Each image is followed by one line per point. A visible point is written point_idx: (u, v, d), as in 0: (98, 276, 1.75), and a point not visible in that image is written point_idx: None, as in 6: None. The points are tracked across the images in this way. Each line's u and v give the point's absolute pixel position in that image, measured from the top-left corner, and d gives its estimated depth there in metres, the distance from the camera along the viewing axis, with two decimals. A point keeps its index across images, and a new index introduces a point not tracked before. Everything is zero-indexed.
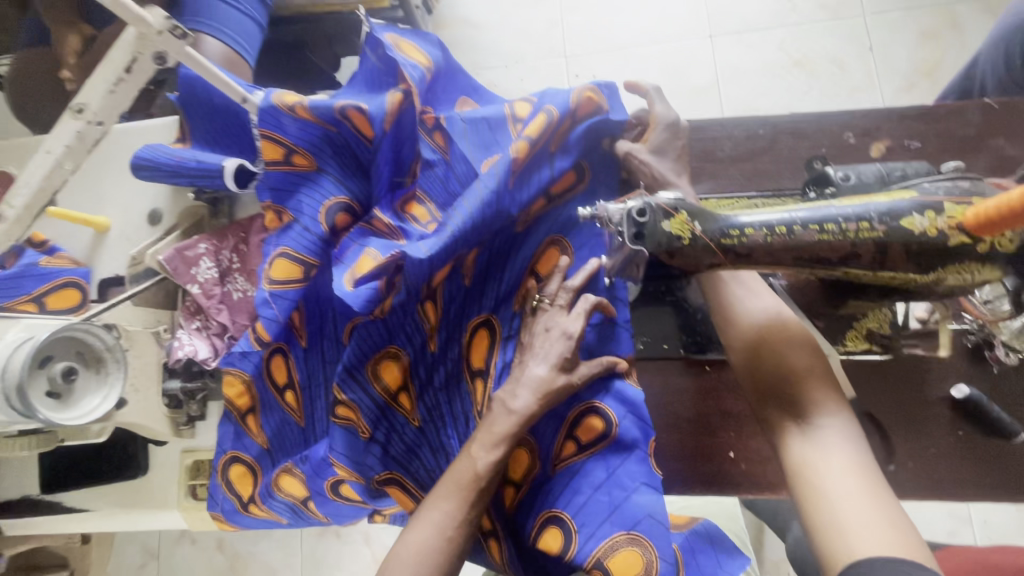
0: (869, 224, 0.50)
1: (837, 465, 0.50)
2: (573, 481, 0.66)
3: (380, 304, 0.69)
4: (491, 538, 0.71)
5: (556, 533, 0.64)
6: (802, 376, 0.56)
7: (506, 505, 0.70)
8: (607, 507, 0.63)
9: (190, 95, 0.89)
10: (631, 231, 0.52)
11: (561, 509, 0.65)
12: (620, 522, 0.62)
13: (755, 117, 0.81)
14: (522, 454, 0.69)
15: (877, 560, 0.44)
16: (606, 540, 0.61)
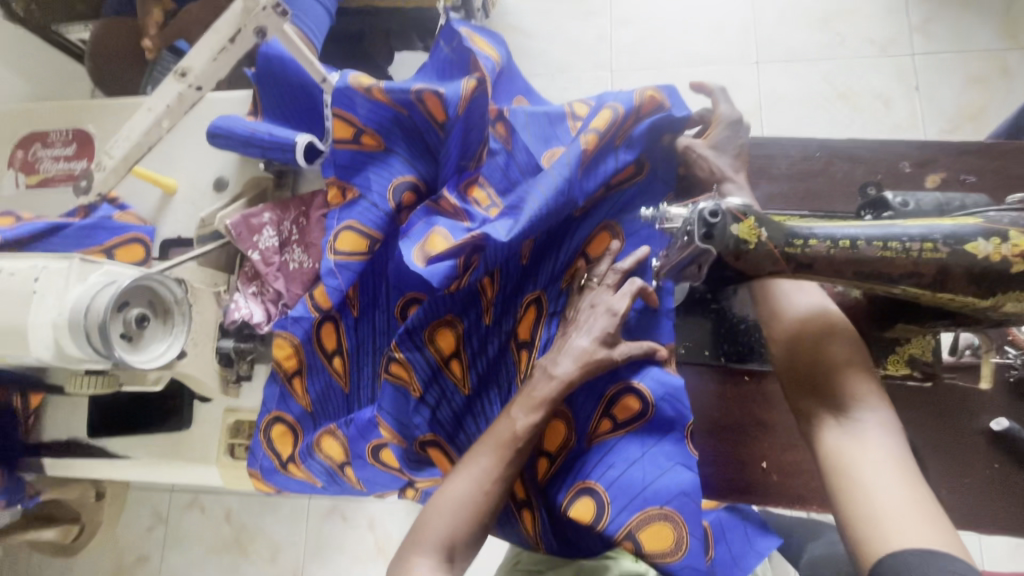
0: (933, 245, 0.51)
1: (873, 459, 0.52)
2: (608, 456, 0.69)
3: (456, 279, 0.75)
4: (524, 508, 0.74)
5: (589, 504, 0.67)
6: (840, 366, 0.59)
7: (540, 479, 0.73)
8: (640, 483, 0.67)
9: (267, 72, 0.92)
10: (701, 230, 0.54)
11: (595, 481, 0.68)
12: (653, 498, 0.66)
13: (812, 139, 0.83)
14: (558, 426, 0.73)
15: (911, 554, 0.45)
16: (639, 514, 0.65)
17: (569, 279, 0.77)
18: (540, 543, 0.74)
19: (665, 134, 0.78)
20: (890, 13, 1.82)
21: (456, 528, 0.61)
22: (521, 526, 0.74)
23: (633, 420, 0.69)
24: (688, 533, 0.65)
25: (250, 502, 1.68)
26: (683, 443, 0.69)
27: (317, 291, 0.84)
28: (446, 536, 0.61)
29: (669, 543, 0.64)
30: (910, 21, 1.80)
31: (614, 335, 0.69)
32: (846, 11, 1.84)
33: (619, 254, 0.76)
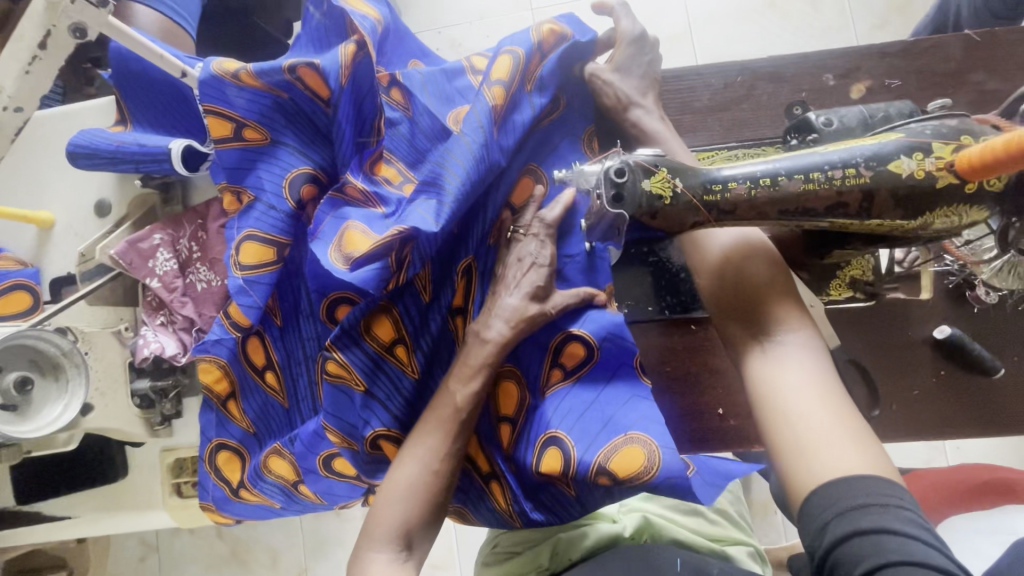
0: (855, 171, 0.48)
1: (795, 382, 0.50)
2: (562, 403, 0.64)
3: (394, 277, 0.65)
4: (492, 479, 0.68)
5: (556, 454, 0.62)
6: (767, 284, 0.56)
7: (504, 447, 0.67)
8: (600, 421, 0.62)
9: (124, 70, 0.81)
10: (610, 193, 0.49)
11: (557, 429, 0.63)
12: (617, 429, 0.61)
13: (732, 63, 0.77)
14: (508, 387, 0.67)
15: (835, 482, 0.43)
16: (606, 446, 0.60)
17: (497, 230, 0.69)
18: (515, 513, 0.68)
19: (577, 64, 0.73)
20: None
21: (408, 512, 0.59)
22: (491, 499, 0.69)
23: (582, 363, 0.65)
24: (663, 449, 0.59)
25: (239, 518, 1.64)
26: (634, 374, 0.64)
27: (230, 310, 0.72)
28: (400, 524, 0.59)
29: (643, 463, 0.58)
30: None
31: (545, 288, 0.64)
32: None
33: (545, 201, 0.70)
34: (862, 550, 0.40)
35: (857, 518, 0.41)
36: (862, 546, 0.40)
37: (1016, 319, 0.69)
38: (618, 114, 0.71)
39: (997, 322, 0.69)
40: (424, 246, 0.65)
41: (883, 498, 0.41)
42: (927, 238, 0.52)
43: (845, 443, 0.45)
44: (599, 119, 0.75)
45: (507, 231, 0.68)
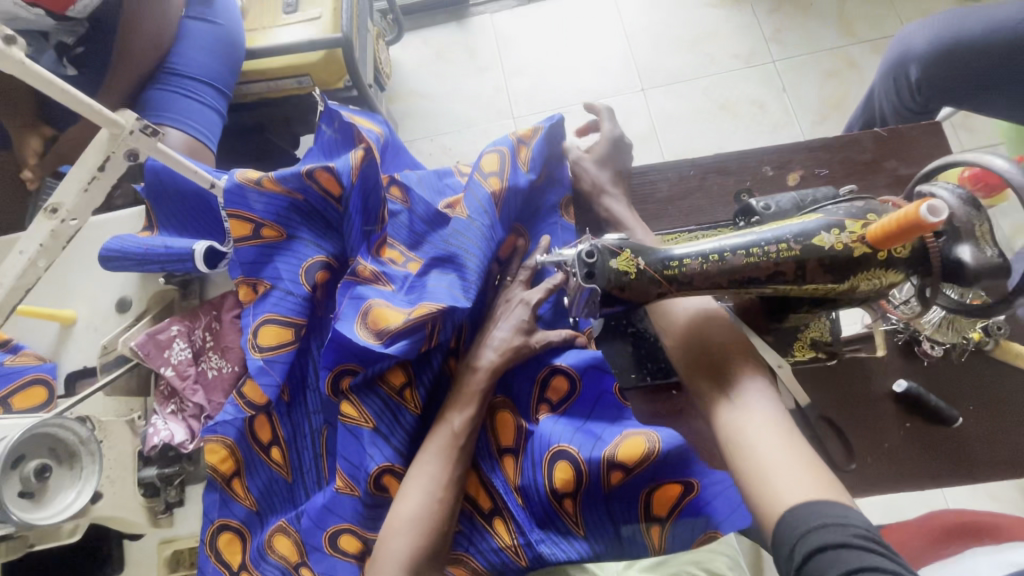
0: (786, 245, 0.57)
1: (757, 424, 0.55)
2: (562, 422, 0.68)
3: (428, 341, 0.71)
4: (495, 513, 0.69)
5: (566, 467, 0.65)
6: (729, 348, 0.63)
7: (507, 476, 0.69)
8: (594, 434, 0.67)
9: (156, 183, 0.92)
10: (583, 271, 0.58)
11: (566, 443, 0.66)
12: (612, 437, 0.66)
13: (685, 160, 0.90)
14: (505, 416, 0.71)
15: (801, 510, 0.47)
16: (613, 442, 0.65)
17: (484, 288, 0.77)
18: (520, 547, 0.67)
19: (559, 141, 0.85)
20: (744, 29, 2.03)
21: (417, 544, 0.59)
22: (494, 537, 0.68)
23: (570, 392, 0.70)
24: (663, 443, 0.64)
25: None
26: (615, 400, 0.70)
27: (245, 387, 0.78)
28: (406, 558, 0.59)
29: (644, 446, 0.64)
30: (763, 34, 2.02)
31: (530, 323, 0.71)
32: (707, 34, 2.04)
33: (527, 251, 0.81)
34: (822, 567, 0.42)
35: (816, 536, 0.44)
36: (820, 561, 0.43)
37: (964, 372, 0.75)
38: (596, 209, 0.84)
39: (949, 376, 0.75)
40: (454, 317, 0.71)
41: (839, 519, 0.45)
42: (859, 299, 0.60)
43: (799, 466, 0.50)
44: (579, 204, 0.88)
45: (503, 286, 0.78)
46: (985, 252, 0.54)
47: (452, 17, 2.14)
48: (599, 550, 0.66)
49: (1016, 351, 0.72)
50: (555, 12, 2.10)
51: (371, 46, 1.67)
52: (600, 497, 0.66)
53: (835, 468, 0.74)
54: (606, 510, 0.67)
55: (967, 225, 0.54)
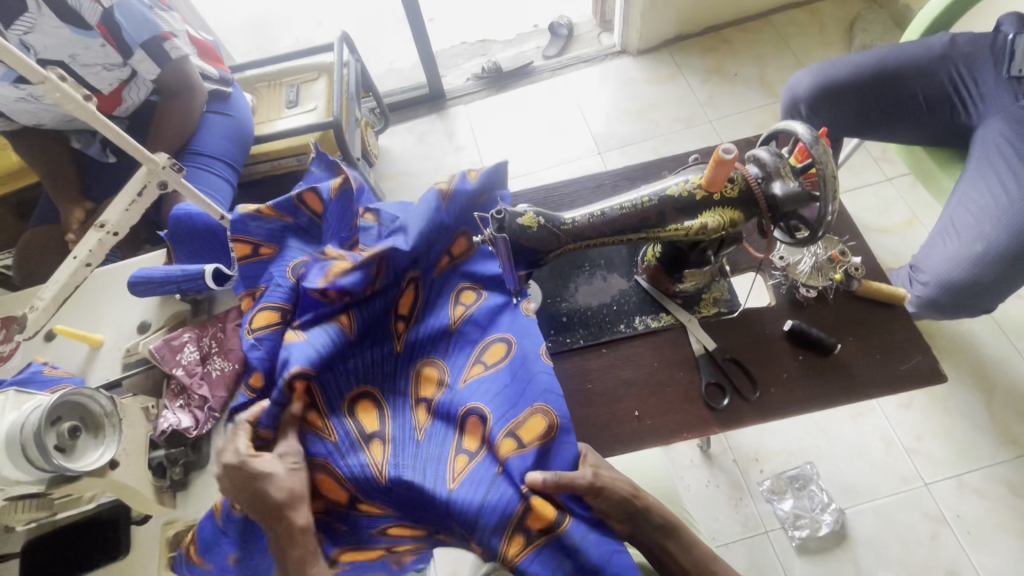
0: (648, 199, 0.77)
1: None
2: (474, 387, 0.82)
3: (370, 284, 0.86)
4: (376, 439, 0.80)
5: (475, 424, 0.79)
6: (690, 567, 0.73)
7: (415, 420, 0.82)
8: (516, 394, 0.79)
9: (176, 227, 1.12)
10: (495, 225, 0.77)
11: (483, 404, 0.79)
12: (525, 403, 0.78)
13: (602, 172, 1.11)
14: (429, 371, 0.86)
15: None
16: (518, 416, 0.77)
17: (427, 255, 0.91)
18: (385, 467, 0.77)
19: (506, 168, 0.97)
20: (681, 98, 2.35)
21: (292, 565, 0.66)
22: (366, 456, 0.79)
23: (505, 355, 0.84)
24: (558, 416, 0.76)
25: None
26: (539, 359, 0.81)
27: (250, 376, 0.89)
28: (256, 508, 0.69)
29: (544, 423, 0.75)
30: (699, 100, 2.34)
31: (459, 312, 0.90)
32: (651, 104, 2.36)
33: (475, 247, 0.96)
34: None
35: None
36: None
37: (841, 310, 0.90)
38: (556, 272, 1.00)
39: (828, 313, 0.90)
40: (397, 263, 0.87)
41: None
42: (715, 238, 0.79)
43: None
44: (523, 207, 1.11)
45: (454, 279, 0.94)
46: (790, 184, 0.73)
47: (432, 109, 2.49)
48: (456, 501, 0.73)
49: (876, 287, 0.88)
50: (519, 99, 2.46)
51: (360, 130, 1.98)
52: (486, 468, 0.75)
53: (742, 397, 0.87)
54: (486, 478, 0.74)
55: (776, 169, 0.74)
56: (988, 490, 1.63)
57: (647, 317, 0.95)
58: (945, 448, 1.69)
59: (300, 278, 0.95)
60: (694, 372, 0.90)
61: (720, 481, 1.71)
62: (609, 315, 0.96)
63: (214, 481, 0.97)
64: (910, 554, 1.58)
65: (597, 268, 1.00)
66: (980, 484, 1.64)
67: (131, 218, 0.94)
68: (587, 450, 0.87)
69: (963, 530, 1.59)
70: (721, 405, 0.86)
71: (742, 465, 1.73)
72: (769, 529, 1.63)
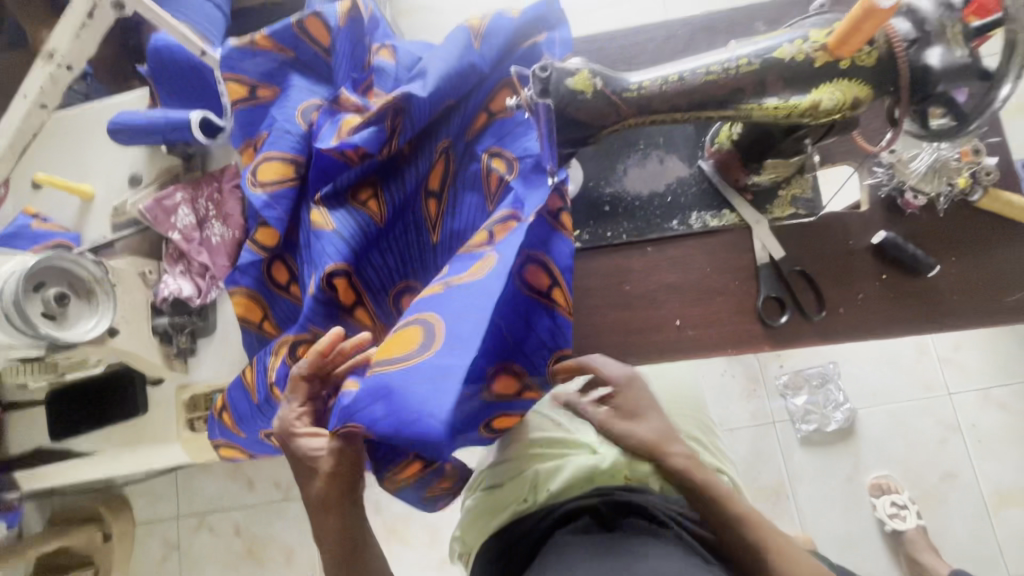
0: (747, 60, 0.57)
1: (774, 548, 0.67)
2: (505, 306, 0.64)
3: (387, 143, 0.76)
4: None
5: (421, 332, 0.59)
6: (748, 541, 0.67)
7: None
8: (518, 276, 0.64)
9: (157, 63, 0.95)
10: (537, 87, 0.60)
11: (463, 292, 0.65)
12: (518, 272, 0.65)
13: (674, 19, 0.86)
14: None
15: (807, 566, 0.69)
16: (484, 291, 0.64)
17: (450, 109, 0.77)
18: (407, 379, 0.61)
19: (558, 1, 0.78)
20: None
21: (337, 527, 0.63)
22: None
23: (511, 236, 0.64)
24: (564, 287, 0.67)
25: (257, 514, 1.72)
26: (563, 238, 0.69)
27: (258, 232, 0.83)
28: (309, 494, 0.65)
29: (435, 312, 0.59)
30: None
31: (488, 170, 0.74)
32: None
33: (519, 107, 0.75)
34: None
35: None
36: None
37: (948, 224, 0.74)
38: (611, 148, 0.82)
39: (931, 226, 0.74)
40: (415, 117, 0.74)
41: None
42: (822, 124, 0.60)
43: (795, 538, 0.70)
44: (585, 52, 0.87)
45: (484, 142, 0.76)
46: (954, 53, 0.52)
47: None
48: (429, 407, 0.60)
49: (1005, 199, 0.72)
50: None
51: None
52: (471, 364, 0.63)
53: (803, 316, 0.75)
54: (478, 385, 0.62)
55: (938, 28, 0.53)
56: (1013, 405, 1.59)
57: (706, 213, 0.79)
58: (982, 362, 1.61)
59: (312, 125, 0.82)
60: (752, 283, 0.77)
61: (737, 372, 1.67)
62: (659, 208, 0.81)
63: (223, 350, 0.94)
64: (914, 458, 1.59)
65: (653, 147, 0.82)
66: (1006, 399, 1.59)
67: (86, 48, 0.77)
68: (616, 358, 0.80)
69: (974, 439, 1.58)
70: (778, 323, 0.75)
71: (763, 359, 1.68)
72: (776, 421, 1.64)
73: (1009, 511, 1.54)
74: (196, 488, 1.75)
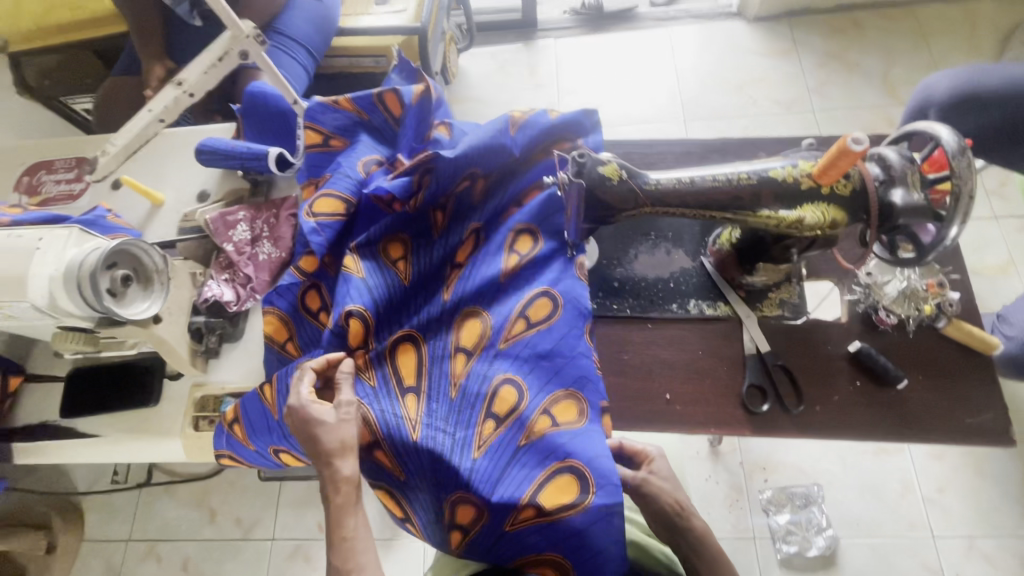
0: (746, 176, 0.70)
1: None
2: (541, 451, 0.73)
3: (413, 196, 0.88)
4: (411, 392, 0.81)
5: (568, 488, 0.71)
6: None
7: (453, 370, 0.81)
8: (552, 370, 0.78)
9: (251, 104, 1.11)
10: (574, 169, 0.73)
11: (517, 376, 0.78)
12: (561, 382, 0.77)
13: (692, 139, 1.01)
14: (473, 322, 0.83)
15: None
16: (550, 395, 0.77)
17: (477, 180, 0.90)
18: (484, 447, 0.76)
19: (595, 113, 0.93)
20: (790, 78, 2.05)
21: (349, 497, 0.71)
22: (401, 408, 0.80)
23: (549, 316, 0.81)
24: (590, 403, 0.76)
25: (212, 548, 1.65)
26: (581, 337, 0.80)
27: (301, 257, 0.94)
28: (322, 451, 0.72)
29: (567, 490, 0.71)
30: (807, 85, 2.03)
31: (508, 255, 0.86)
32: (754, 79, 2.07)
33: (541, 203, 0.88)
34: None
35: None
36: None
37: (917, 344, 0.83)
38: (628, 236, 0.94)
39: (903, 344, 0.83)
40: (440, 176, 0.86)
41: None
42: (806, 237, 0.71)
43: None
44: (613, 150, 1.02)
45: (511, 220, 0.88)
46: (913, 195, 0.64)
47: (520, 38, 2.25)
48: (477, 474, 0.75)
49: (967, 330, 0.81)
50: (610, 44, 2.19)
51: (444, 44, 1.85)
52: (511, 441, 0.75)
53: (783, 407, 0.82)
54: (508, 454, 0.75)
55: (901, 175, 0.65)
56: (999, 559, 1.55)
57: (703, 302, 0.89)
58: (967, 507, 1.61)
59: (368, 175, 0.96)
60: (739, 370, 0.85)
61: (721, 477, 1.68)
62: (662, 291, 0.91)
63: (244, 357, 1.00)
64: None
65: (663, 239, 0.93)
66: (992, 551, 1.56)
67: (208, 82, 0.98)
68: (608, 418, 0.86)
69: None
70: (759, 410, 0.82)
71: (747, 469, 1.69)
72: (756, 537, 1.61)
73: None
74: (157, 510, 1.71)
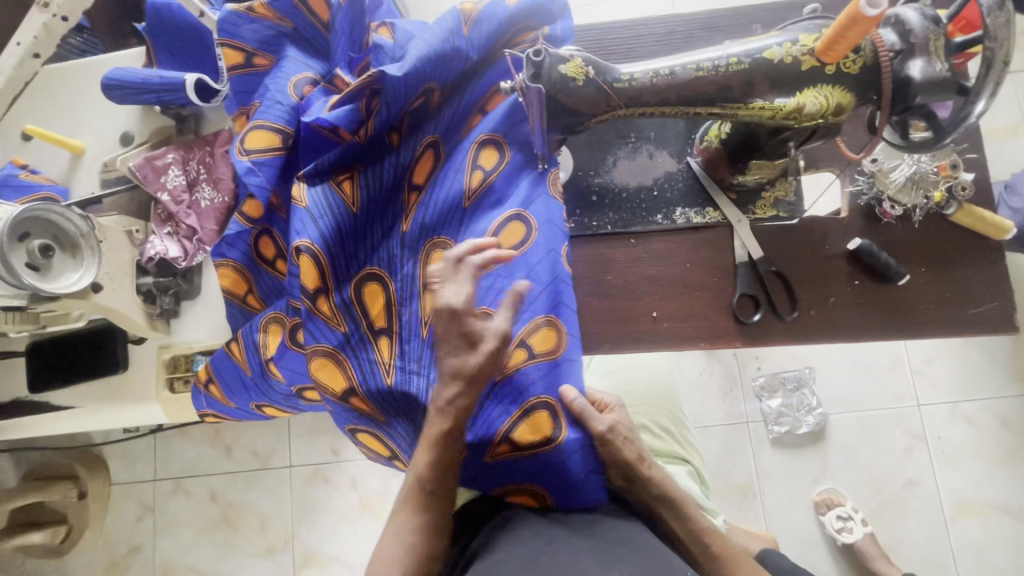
0: (737, 59, 0.58)
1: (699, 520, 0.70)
2: (519, 386, 0.71)
3: (362, 124, 0.76)
4: (383, 334, 0.76)
5: (541, 423, 0.70)
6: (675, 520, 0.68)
7: (425, 310, 0.76)
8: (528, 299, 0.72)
9: (156, 20, 0.93)
10: (530, 71, 0.61)
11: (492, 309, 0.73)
12: (540, 310, 0.72)
13: (674, 15, 0.86)
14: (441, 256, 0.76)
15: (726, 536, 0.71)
16: (530, 324, 0.72)
17: (434, 93, 0.77)
18: None
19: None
20: None
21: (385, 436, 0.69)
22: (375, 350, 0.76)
23: (522, 241, 0.74)
24: (568, 331, 0.72)
25: (232, 481, 1.73)
26: (558, 259, 0.73)
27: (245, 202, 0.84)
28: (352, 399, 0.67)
29: (541, 424, 0.69)
30: None
31: (472, 173, 0.76)
32: None
33: (504, 113, 0.77)
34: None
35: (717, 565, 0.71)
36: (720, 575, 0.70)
37: (923, 234, 0.77)
38: (608, 141, 0.83)
39: (906, 236, 0.77)
40: (390, 97, 0.72)
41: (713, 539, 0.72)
42: (806, 128, 0.61)
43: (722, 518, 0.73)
44: (583, 36, 0.87)
45: (474, 131, 0.77)
46: (935, 66, 0.54)
47: None
48: None
49: (977, 214, 0.74)
50: None
51: None
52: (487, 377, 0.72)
53: (776, 315, 0.77)
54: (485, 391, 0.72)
55: (923, 40, 0.54)
56: (980, 419, 1.62)
57: (691, 210, 0.81)
58: (954, 375, 1.65)
59: (302, 98, 0.82)
60: (729, 280, 0.79)
61: (716, 370, 1.70)
62: (646, 201, 0.82)
63: (206, 314, 0.94)
64: (878, 465, 1.63)
65: (644, 141, 0.83)
66: (974, 413, 1.62)
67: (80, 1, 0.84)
68: (594, 344, 0.82)
69: (938, 449, 1.62)
70: (750, 320, 0.77)
71: (742, 361, 1.70)
72: (750, 421, 1.67)
73: (965, 520, 1.58)
74: (173, 453, 1.76)
